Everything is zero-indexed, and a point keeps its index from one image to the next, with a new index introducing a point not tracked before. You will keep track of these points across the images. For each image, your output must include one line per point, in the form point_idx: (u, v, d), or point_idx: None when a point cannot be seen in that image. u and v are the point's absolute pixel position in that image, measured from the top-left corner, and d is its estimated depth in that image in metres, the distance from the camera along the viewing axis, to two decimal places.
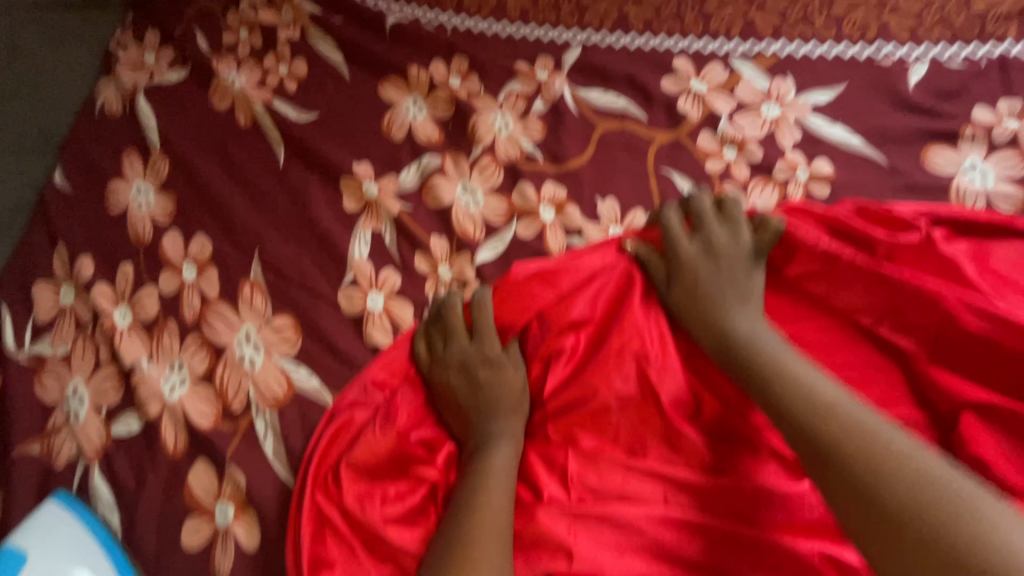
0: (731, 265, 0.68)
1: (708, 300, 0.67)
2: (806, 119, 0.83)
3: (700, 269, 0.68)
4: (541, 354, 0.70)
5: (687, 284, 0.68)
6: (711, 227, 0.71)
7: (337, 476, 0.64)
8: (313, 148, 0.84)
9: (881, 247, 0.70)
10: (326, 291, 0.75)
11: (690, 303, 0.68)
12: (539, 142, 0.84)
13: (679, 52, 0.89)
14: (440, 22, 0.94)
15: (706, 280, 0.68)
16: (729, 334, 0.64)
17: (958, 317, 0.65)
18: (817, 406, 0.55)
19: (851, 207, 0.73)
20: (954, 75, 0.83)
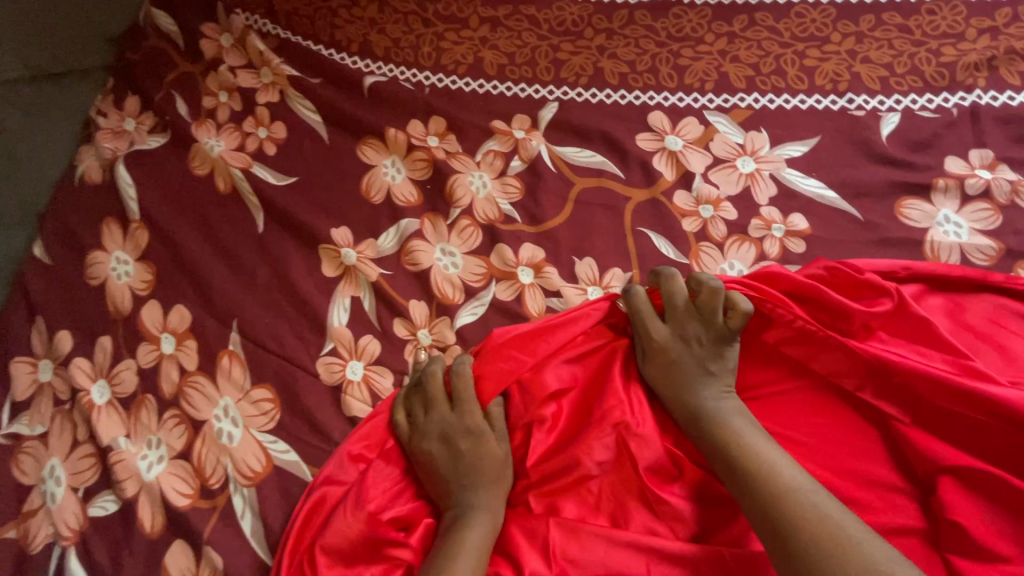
0: (703, 346, 0.70)
1: (680, 382, 0.69)
2: (781, 173, 0.83)
3: (675, 348, 0.70)
4: (522, 423, 0.70)
5: (660, 364, 0.70)
6: (686, 304, 0.71)
7: (313, 561, 0.63)
8: (292, 213, 0.84)
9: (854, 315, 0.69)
10: (305, 361, 0.75)
11: (664, 380, 0.69)
12: (516, 202, 0.84)
13: (654, 107, 0.90)
14: (418, 80, 0.95)
15: (680, 361, 0.69)
16: (699, 413, 0.67)
17: (931, 384, 0.64)
18: (784, 489, 0.58)
19: (822, 270, 0.73)
20: (925, 126, 0.84)
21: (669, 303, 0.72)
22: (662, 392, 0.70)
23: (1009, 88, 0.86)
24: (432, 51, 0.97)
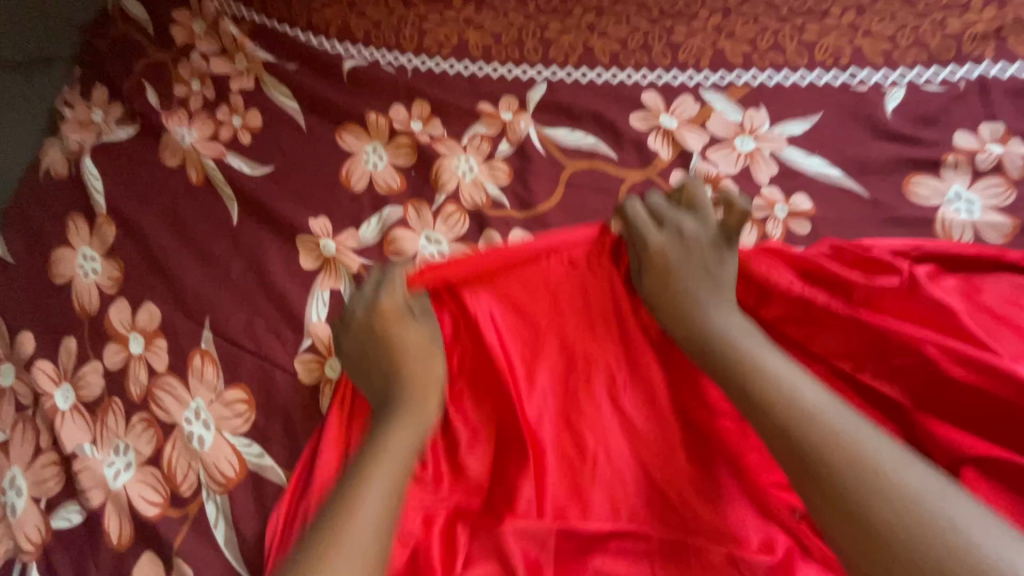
0: (698, 246, 0.69)
1: (681, 289, 0.67)
2: (782, 151, 0.79)
3: (672, 254, 0.69)
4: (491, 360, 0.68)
5: (659, 273, 0.69)
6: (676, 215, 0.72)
7: None
8: (268, 203, 0.80)
9: (859, 293, 0.67)
10: (282, 359, 0.70)
11: (662, 291, 0.68)
12: (505, 187, 0.80)
13: (647, 86, 0.86)
14: (400, 64, 0.91)
15: (677, 264, 0.68)
16: (706, 329, 0.64)
17: (946, 367, 0.62)
18: (805, 413, 0.55)
19: (828, 248, 0.70)
20: (932, 100, 0.80)
21: (660, 216, 0.72)
22: (661, 300, 0.68)
23: (1020, 58, 0.82)
24: (414, 33, 0.93)
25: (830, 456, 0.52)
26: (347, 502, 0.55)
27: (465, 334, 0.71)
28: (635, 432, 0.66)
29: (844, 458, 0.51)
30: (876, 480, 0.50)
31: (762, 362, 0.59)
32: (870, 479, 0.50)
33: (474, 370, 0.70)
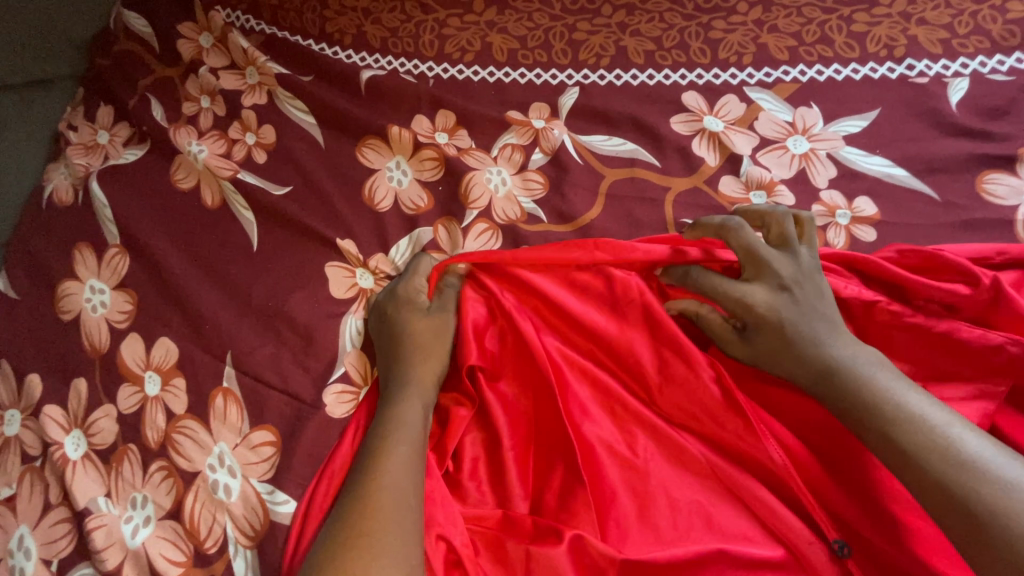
0: (811, 295, 0.59)
1: (798, 338, 0.58)
2: (839, 152, 0.73)
3: (781, 310, 0.59)
4: (511, 354, 0.65)
5: (773, 327, 0.59)
6: (773, 260, 0.61)
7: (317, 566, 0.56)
8: (289, 227, 0.74)
9: (931, 301, 0.60)
10: (310, 397, 0.65)
11: (776, 353, 0.59)
12: (540, 199, 0.74)
13: (687, 86, 0.80)
14: (420, 72, 0.85)
15: (793, 322, 0.58)
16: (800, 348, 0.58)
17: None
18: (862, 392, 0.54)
19: (891, 251, 0.63)
20: (999, 91, 0.74)
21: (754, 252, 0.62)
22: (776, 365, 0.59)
23: None
24: (434, 39, 0.87)
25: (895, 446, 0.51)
26: (361, 488, 0.53)
27: (497, 327, 0.66)
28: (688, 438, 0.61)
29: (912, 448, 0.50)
30: (933, 465, 0.49)
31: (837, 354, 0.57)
32: (934, 470, 0.49)
33: (508, 363, 0.65)
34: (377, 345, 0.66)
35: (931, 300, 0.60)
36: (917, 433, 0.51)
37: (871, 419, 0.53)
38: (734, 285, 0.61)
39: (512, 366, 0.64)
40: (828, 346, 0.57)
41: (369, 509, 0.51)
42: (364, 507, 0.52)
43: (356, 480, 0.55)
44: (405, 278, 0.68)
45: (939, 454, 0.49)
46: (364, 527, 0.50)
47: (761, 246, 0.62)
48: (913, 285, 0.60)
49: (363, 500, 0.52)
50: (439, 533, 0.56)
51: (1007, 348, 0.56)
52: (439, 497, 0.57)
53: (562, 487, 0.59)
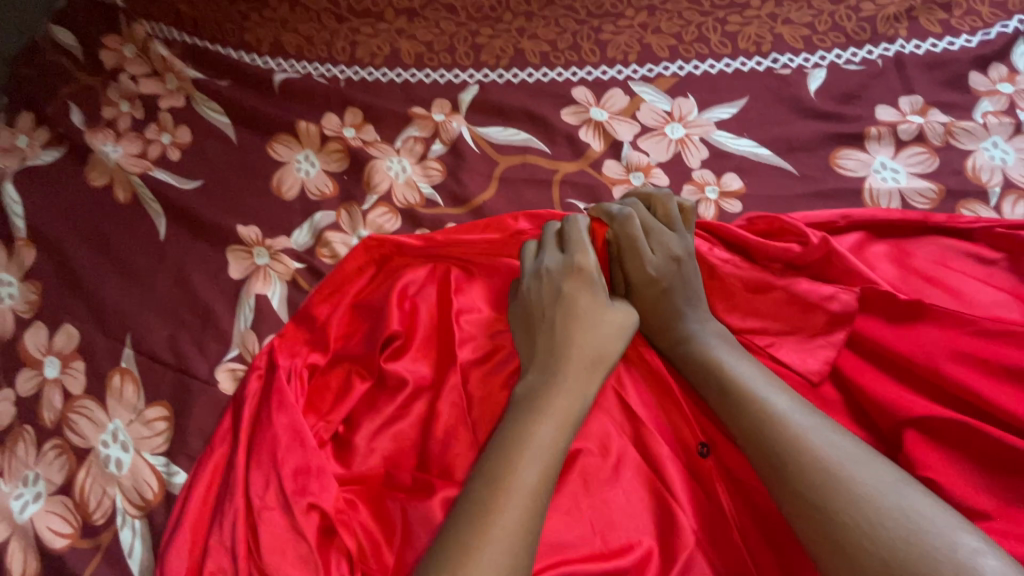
0: (692, 268, 0.67)
1: (671, 314, 0.67)
2: (710, 136, 0.80)
3: (657, 284, 0.67)
4: (413, 324, 0.67)
5: (650, 300, 0.68)
6: (667, 234, 0.68)
7: (214, 517, 0.58)
8: (196, 217, 0.78)
9: (779, 265, 0.67)
10: (207, 372, 0.67)
11: (653, 318, 0.68)
12: (438, 185, 0.79)
13: (578, 82, 0.87)
14: (332, 75, 0.91)
15: (669, 296, 0.67)
16: (668, 309, 0.67)
17: (865, 331, 0.63)
18: (718, 365, 0.61)
19: (742, 220, 0.71)
20: (852, 78, 0.82)
21: (646, 231, 0.69)
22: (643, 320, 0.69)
23: (933, 35, 0.84)
24: (346, 45, 0.93)
25: (743, 427, 0.56)
26: (522, 420, 0.55)
27: (417, 308, 0.68)
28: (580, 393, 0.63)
29: (757, 428, 0.55)
30: (773, 432, 0.54)
31: (704, 343, 0.63)
32: (767, 444, 0.54)
33: (421, 337, 0.67)
34: (289, 330, 0.68)
35: (777, 258, 0.67)
36: (757, 409, 0.56)
37: (736, 399, 0.58)
38: (630, 250, 0.69)
39: (420, 335, 0.67)
40: (706, 342, 0.63)
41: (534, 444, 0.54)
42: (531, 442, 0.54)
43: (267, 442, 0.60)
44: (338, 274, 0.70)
45: (779, 431, 0.54)
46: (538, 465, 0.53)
47: (653, 219, 0.69)
48: (761, 247, 0.66)
49: (529, 439, 0.54)
50: (311, 502, 0.57)
51: (839, 296, 0.63)
52: (316, 468, 0.58)
53: (446, 438, 0.62)
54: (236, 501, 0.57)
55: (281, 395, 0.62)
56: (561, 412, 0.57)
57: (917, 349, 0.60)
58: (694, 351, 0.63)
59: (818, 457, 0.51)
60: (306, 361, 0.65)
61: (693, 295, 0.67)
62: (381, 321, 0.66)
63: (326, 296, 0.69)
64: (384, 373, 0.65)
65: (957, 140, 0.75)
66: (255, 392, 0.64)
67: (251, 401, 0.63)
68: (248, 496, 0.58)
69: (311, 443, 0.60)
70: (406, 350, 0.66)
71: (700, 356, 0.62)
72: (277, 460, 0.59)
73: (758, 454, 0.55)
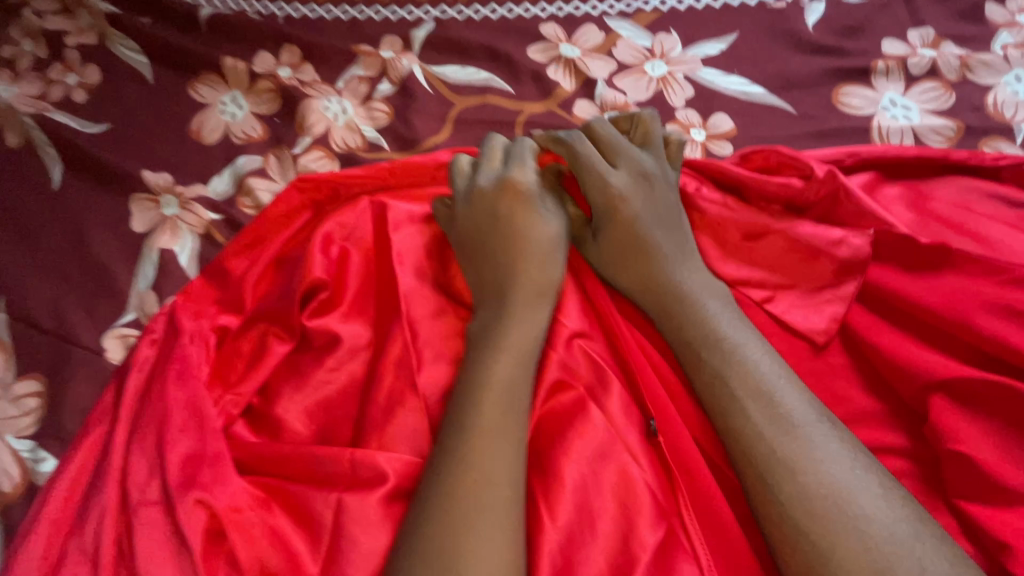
0: (666, 192, 0.57)
1: (647, 248, 0.54)
2: (697, 73, 0.70)
3: (617, 213, 0.56)
4: (346, 281, 0.55)
5: (621, 230, 0.55)
6: (636, 151, 0.59)
7: (82, 514, 0.46)
8: (96, 163, 0.66)
9: (778, 206, 0.58)
10: (94, 340, 0.56)
11: (623, 251, 0.55)
12: (384, 128, 0.68)
13: (547, 18, 0.75)
14: (268, 12, 0.79)
15: (635, 221, 0.55)
16: (642, 245, 0.54)
17: (881, 283, 0.53)
18: (701, 331, 0.49)
19: (733, 158, 0.61)
20: (855, 10, 0.72)
21: (612, 147, 0.59)
22: (607, 258, 0.56)
23: None
24: None
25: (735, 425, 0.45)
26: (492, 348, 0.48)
27: (351, 257, 0.56)
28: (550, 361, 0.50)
29: (743, 411, 0.45)
30: (758, 416, 0.44)
31: (684, 301, 0.51)
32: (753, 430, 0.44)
33: (355, 294, 0.55)
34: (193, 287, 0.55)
35: (775, 198, 0.58)
36: (753, 405, 0.45)
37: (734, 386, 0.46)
38: (593, 164, 0.57)
39: (354, 291, 0.55)
40: (685, 295, 0.52)
41: (503, 369, 0.47)
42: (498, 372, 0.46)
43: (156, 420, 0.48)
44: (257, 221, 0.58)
45: (767, 416, 0.44)
46: (507, 394, 0.45)
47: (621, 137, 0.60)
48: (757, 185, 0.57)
49: (500, 372, 0.46)
50: (198, 497, 0.45)
51: (849, 241, 0.53)
52: (211, 455, 0.47)
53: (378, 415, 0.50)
54: (107, 494, 0.46)
55: (181, 364, 0.50)
56: (518, 341, 0.48)
57: (941, 302, 0.50)
58: (677, 307, 0.52)
59: (806, 487, 0.41)
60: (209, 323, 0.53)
61: (668, 231, 0.55)
62: (299, 273, 0.54)
63: (244, 248, 0.57)
64: (307, 334, 0.53)
65: (975, 74, 0.67)
66: (148, 362, 0.52)
67: (143, 371, 0.51)
68: (124, 488, 0.46)
69: (212, 424, 0.48)
70: (333, 312, 0.54)
71: (689, 326, 0.50)
72: (163, 443, 0.47)
73: (746, 461, 0.44)
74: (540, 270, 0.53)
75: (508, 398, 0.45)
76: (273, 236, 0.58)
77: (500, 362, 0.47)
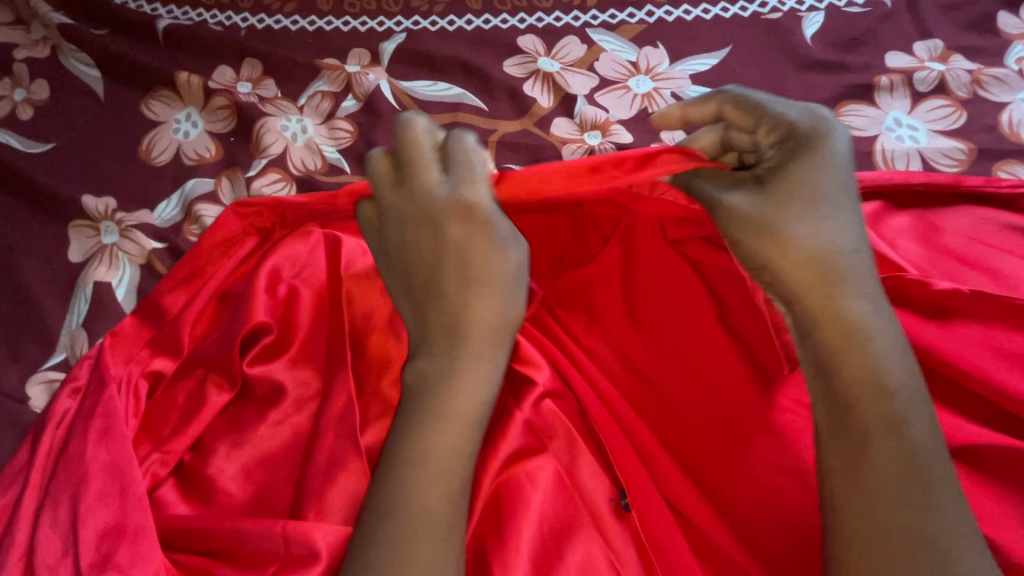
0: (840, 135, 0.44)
1: (824, 205, 0.42)
2: (684, 90, 0.65)
3: (804, 164, 0.42)
4: (292, 321, 0.50)
5: (796, 179, 0.42)
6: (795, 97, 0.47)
7: None
8: (37, 188, 0.61)
9: None
10: (18, 384, 0.51)
11: (797, 217, 0.42)
12: (346, 149, 0.64)
13: (525, 30, 0.70)
14: (231, 24, 0.74)
15: (817, 181, 0.42)
16: (818, 207, 0.42)
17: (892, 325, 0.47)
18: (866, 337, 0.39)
19: None
20: (856, 21, 0.67)
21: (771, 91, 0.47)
22: (780, 217, 0.42)
23: None
24: None
25: (882, 483, 0.36)
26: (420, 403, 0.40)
27: (300, 296, 0.51)
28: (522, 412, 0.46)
29: (905, 457, 0.36)
30: (929, 468, 0.36)
31: (859, 293, 0.40)
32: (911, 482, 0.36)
33: (303, 336, 0.50)
34: (129, 327, 0.50)
35: None
36: (902, 465, 0.36)
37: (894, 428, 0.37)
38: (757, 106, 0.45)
39: (304, 334, 0.50)
40: (862, 297, 0.40)
41: (437, 436, 0.39)
42: (430, 447, 0.39)
43: (75, 484, 0.42)
44: (198, 253, 0.52)
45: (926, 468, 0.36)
46: (444, 466, 0.39)
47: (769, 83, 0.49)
48: None
49: (433, 443, 0.39)
50: None
51: None
52: (132, 531, 0.40)
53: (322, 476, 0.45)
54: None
55: (106, 419, 0.44)
56: (449, 407, 0.40)
57: (946, 351, 0.45)
58: (854, 306, 0.40)
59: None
60: (140, 369, 0.48)
61: (846, 185, 0.43)
62: (241, 314, 0.49)
63: (181, 283, 0.52)
64: (249, 382, 0.48)
65: (987, 90, 0.61)
66: (68, 415, 0.46)
67: (61, 427, 0.45)
68: (29, 565, 0.40)
69: (137, 491, 0.41)
70: (279, 357, 0.49)
71: (863, 335, 0.39)
72: (78, 517, 0.40)
73: (874, 538, 0.35)
74: (459, 308, 0.43)
75: (441, 472, 0.39)
76: (212, 268, 0.53)
77: (435, 428, 0.39)
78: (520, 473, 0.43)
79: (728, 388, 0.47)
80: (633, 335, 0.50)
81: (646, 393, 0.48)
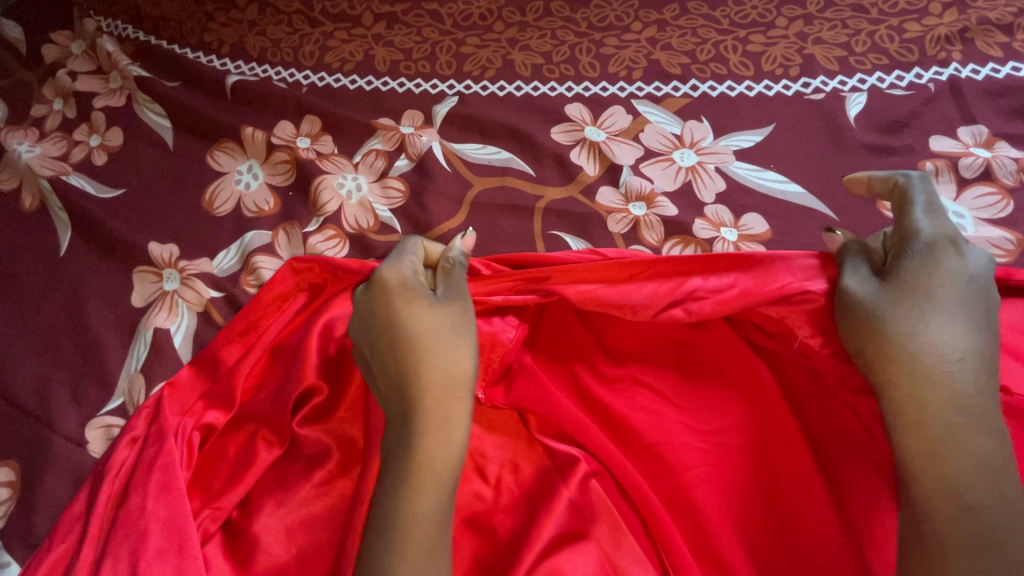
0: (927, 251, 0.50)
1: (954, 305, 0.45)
2: (728, 166, 0.66)
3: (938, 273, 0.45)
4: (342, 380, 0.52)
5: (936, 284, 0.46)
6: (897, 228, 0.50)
7: None
8: (104, 232, 0.65)
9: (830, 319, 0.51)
10: (75, 425, 0.53)
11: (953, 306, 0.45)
12: (398, 209, 0.66)
13: (572, 98, 0.73)
14: (295, 80, 0.78)
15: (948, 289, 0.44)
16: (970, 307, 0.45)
17: None
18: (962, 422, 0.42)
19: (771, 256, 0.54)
20: (898, 104, 0.68)
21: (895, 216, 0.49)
22: (891, 311, 0.44)
23: (995, 59, 0.70)
24: (315, 50, 0.80)
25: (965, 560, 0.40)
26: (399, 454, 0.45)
27: (349, 355, 0.53)
28: (588, 485, 0.49)
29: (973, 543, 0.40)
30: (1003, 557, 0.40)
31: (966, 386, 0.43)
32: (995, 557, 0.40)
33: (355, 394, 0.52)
34: (186, 380, 0.52)
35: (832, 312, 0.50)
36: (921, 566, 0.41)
37: (927, 543, 0.41)
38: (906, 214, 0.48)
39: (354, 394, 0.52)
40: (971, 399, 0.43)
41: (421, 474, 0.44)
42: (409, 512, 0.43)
43: (134, 539, 0.43)
44: (258, 309, 0.54)
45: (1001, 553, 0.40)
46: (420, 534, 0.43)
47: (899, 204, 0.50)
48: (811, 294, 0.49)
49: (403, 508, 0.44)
50: None
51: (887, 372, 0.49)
52: None
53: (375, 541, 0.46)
54: None
55: (164, 472, 0.46)
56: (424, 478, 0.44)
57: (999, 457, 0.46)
58: (939, 415, 0.42)
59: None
60: (193, 421, 0.50)
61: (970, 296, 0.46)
62: (295, 373, 0.51)
63: (237, 336, 0.53)
64: (298, 440, 0.50)
65: None
66: (126, 464, 0.48)
67: (119, 477, 0.47)
68: None
69: (193, 550, 0.43)
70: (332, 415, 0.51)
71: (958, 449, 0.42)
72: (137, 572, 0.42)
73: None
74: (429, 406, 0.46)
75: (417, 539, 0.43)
76: (267, 321, 0.54)
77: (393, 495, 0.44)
78: (564, 551, 0.46)
79: (768, 457, 0.49)
80: (678, 413, 0.52)
81: (686, 467, 0.50)
